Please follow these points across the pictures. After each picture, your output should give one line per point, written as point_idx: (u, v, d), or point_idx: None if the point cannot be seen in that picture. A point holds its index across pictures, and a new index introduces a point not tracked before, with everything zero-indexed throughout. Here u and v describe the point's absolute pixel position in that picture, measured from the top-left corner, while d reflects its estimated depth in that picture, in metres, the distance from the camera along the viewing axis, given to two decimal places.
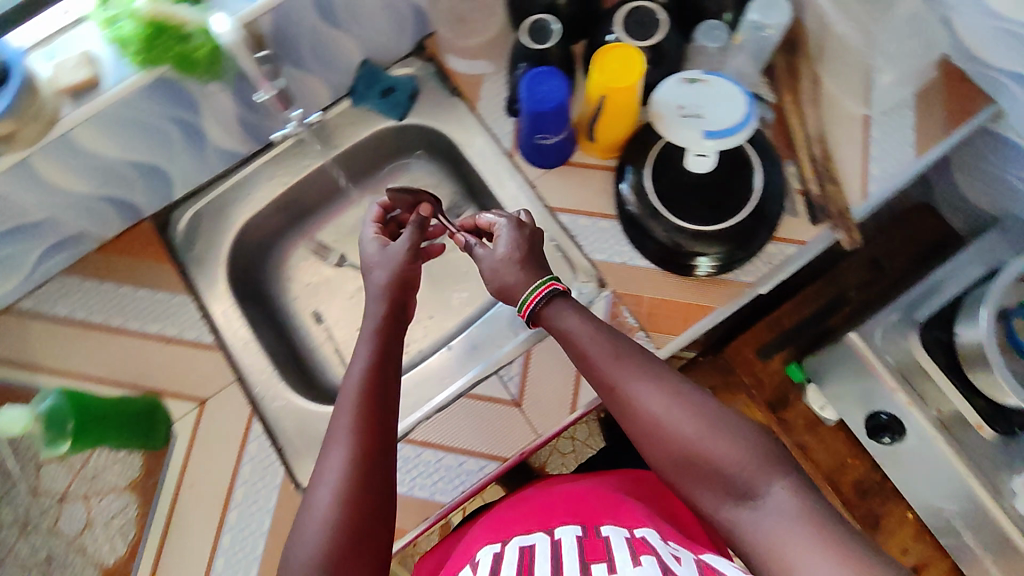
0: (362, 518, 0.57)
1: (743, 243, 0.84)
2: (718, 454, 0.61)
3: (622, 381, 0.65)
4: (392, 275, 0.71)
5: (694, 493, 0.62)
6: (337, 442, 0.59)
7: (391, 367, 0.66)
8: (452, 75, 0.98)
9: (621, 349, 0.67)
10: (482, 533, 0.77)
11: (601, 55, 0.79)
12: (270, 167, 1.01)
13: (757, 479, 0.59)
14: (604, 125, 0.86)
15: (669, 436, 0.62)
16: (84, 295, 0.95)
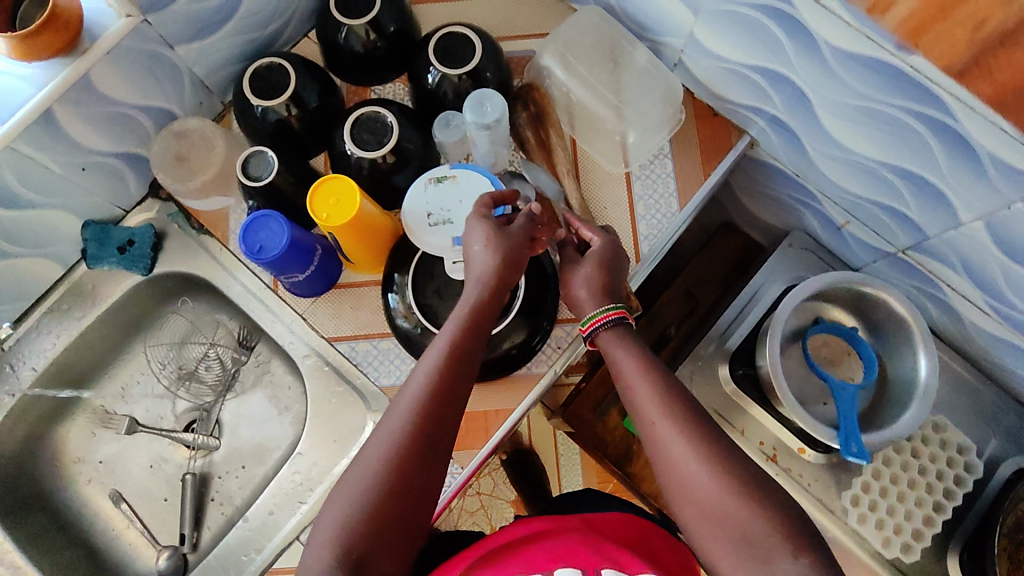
0: (385, 503, 0.64)
1: (536, 319, 0.82)
2: (745, 521, 0.58)
3: (665, 426, 0.64)
4: (505, 255, 0.72)
5: (709, 550, 0.60)
6: (390, 419, 0.67)
7: (473, 344, 0.71)
8: (194, 214, 0.91)
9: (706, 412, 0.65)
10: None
11: (314, 191, 0.73)
12: (11, 359, 0.89)
13: (780, 551, 0.57)
14: (350, 249, 0.81)
15: (699, 494, 0.60)
16: None
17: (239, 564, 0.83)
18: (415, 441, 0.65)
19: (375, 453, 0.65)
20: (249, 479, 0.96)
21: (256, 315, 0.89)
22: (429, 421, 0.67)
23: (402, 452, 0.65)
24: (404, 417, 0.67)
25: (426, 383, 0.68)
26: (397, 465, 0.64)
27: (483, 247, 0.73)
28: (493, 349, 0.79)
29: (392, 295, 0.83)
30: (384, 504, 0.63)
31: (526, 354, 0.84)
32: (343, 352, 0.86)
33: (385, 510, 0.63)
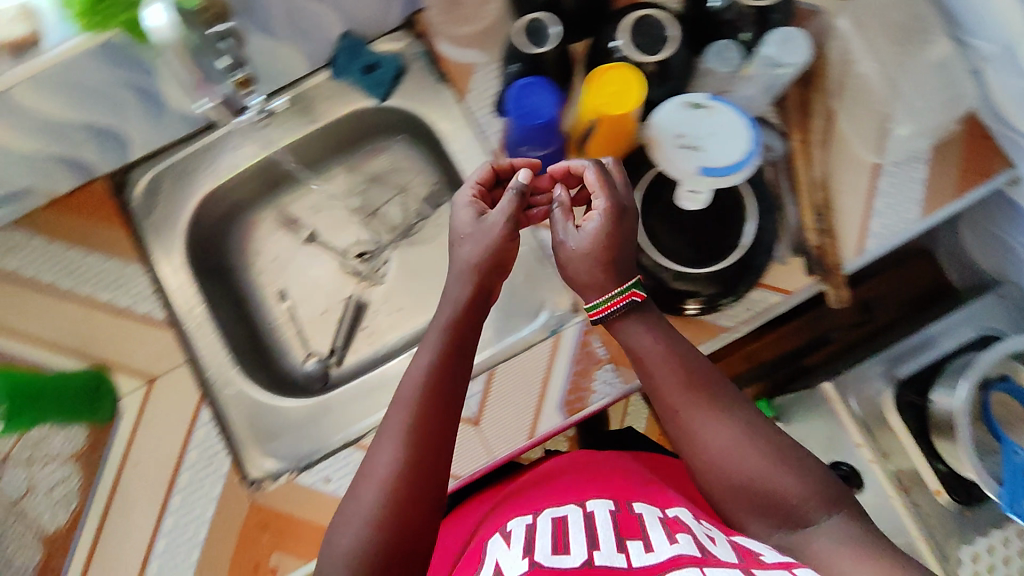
0: (405, 524, 0.58)
1: (731, 284, 0.81)
2: (782, 487, 0.60)
3: (687, 406, 0.65)
4: (505, 241, 0.69)
5: (731, 510, 0.63)
6: (388, 441, 0.61)
7: (456, 362, 0.66)
8: (440, 59, 0.92)
9: (711, 375, 0.67)
10: (505, 508, 0.73)
11: (599, 73, 0.75)
12: (239, 135, 0.94)
13: (812, 510, 0.59)
14: (594, 146, 0.81)
15: (730, 464, 0.62)
16: (29, 253, 0.88)
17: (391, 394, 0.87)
18: (420, 449, 0.60)
19: (383, 480, 0.59)
20: (404, 322, 0.99)
21: (469, 177, 0.91)
22: (427, 438, 0.61)
23: (416, 463, 0.60)
24: (405, 438, 0.61)
25: (415, 412, 0.62)
26: (412, 477, 0.59)
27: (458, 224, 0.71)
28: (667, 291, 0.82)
29: None
30: (398, 522, 0.58)
31: (706, 312, 0.82)
32: (541, 240, 0.89)
33: (405, 525, 0.58)
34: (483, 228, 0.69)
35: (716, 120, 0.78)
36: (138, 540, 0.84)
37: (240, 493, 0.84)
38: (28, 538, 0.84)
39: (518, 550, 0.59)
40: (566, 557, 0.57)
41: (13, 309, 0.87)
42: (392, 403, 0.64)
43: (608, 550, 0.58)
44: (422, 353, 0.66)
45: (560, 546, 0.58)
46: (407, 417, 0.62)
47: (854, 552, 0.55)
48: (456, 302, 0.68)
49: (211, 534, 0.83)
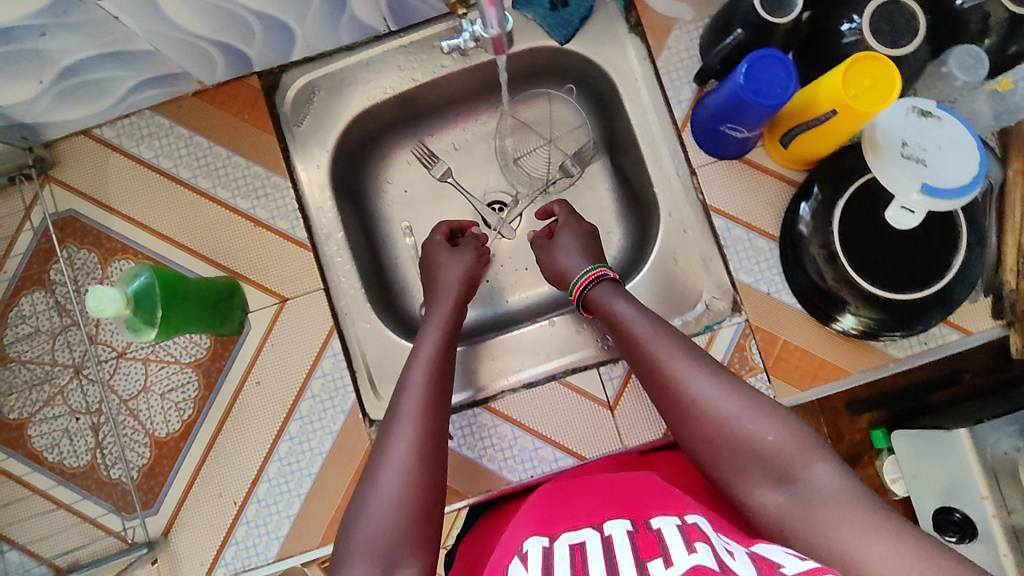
0: (417, 500, 0.59)
1: (903, 321, 0.76)
2: (756, 435, 0.58)
3: (666, 356, 0.66)
4: (471, 273, 0.85)
5: (726, 473, 0.59)
6: (404, 422, 0.64)
7: (450, 355, 0.75)
8: (638, 8, 0.83)
9: (675, 338, 0.68)
10: (523, 520, 0.60)
11: (851, 63, 0.64)
12: (401, 54, 0.86)
13: (798, 461, 0.57)
14: (810, 138, 0.73)
15: (702, 412, 0.61)
16: (173, 141, 0.84)
17: (525, 359, 0.85)
18: (431, 423, 0.65)
19: (403, 462, 0.61)
20: (533, 283, 0.95)
21: (643, 144, 0.85)
22: (435, 408, 0.67)
23: (430, 435, 0.64)
24: (419, 416, 0.65)
25: (431, 382, 0.69)
26: (422, 462, 0.61)
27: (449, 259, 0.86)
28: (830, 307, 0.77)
29: (804, 205, 0.78)
30: (416, 500, 0.59)
31: (866, 335, 0.79)
32: (715, 226, 0.82)
33: (428, 500, 0.59)
34: (451, 262, 0.85)
35: (944, 134, 0.70)
36: (249, 460, 0.82)
37: (361, 432, 0.81)
38: (140, 434, 0.82)
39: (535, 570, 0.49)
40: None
41: (152, 199, 0.84)
42: (398, 397, 0.68)
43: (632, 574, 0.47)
44: (424, 343, 0.74)
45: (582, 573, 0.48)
46: (422, 397, 0.67)
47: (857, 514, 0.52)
48: (447, 312, 0.79)
49: (324, 468, 0.81)
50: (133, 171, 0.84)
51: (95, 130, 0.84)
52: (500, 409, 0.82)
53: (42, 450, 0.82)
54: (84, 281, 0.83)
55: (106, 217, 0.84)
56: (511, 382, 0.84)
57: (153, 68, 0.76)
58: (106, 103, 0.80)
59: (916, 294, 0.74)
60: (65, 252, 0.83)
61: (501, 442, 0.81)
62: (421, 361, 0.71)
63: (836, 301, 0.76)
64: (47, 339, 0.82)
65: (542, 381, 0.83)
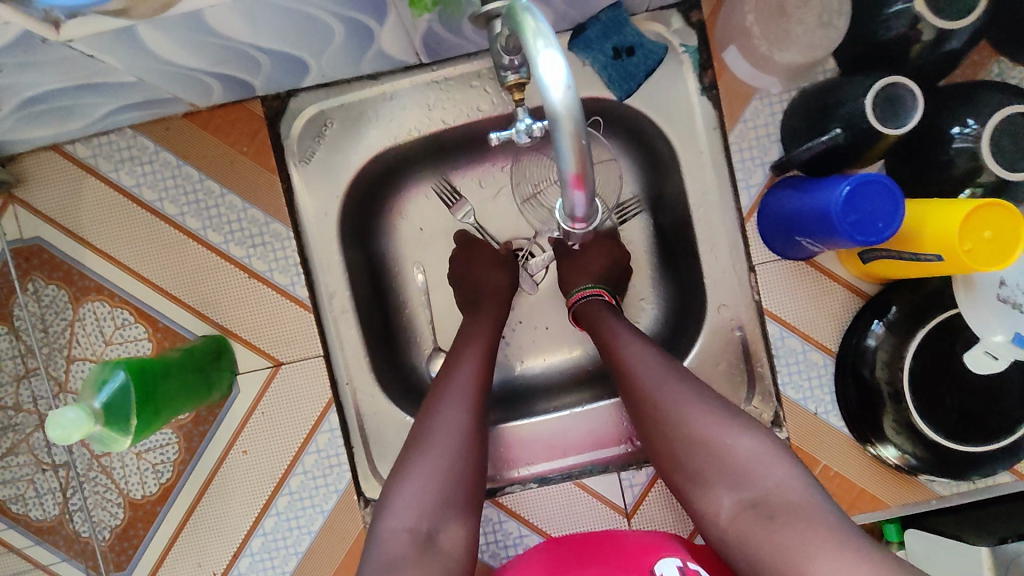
0: (466, 464, 0.57)
1: (947, 467, 0.69)
2: (718, 441, 0.53)
3: (628, 355, 0.61)
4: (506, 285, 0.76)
5: (685, 480, 0.54)
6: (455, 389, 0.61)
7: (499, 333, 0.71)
8: (716, 68, 0.71)
9: (640, 336, 0.63)
10: (531, 571, 0.59)
11: (973, 212, 0.54)
12: (431, 90, 0.74)
13: (762, 472, 0.51)
14: (896, 265, 0.64)
15: (665, 415, 0.56)
16: (159, 170, 0.72)
17: (539, 450, 0.77)
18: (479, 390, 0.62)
19: (453, 431, 0.58)
20: None
21: (699, 226, 0.75)
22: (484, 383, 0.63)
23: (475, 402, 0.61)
24: (465, 388, 0.61)
25: (482, 359, 0.65)
26: (472, 424, 0.59)
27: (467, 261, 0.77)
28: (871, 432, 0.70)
29: (876, 324, 0.69)
30: (461, 455, 0.57)
31: (906, 469, 0.72)
32: (767, 332, 0.74)
33: (470, 460, 0.57)
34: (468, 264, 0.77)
35: None
36: (232, 531, 0.75)
37: (355, 515, 0.75)
38: (112, 493, 0.75)
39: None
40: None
41: (132, 234, 0.73)
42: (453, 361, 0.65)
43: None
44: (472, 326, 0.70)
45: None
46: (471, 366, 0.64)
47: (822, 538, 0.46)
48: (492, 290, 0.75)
49: (312, 548, 0.75)
50: (111, 200, 0.73)
51: (67, 146, 0.72)
52: (509, 503, 0.76)
53: (6, 501, 0.75)
54: (53, 320, 0.73)
55: (79, 251, 0.73)
56: (522, 474, 0.77)
57: (137, 95, 0.64)
58: (81, 123, 0.68)
59: (976, 446, 0.67)
60: (31, 286, 0.73)
61: (505, 539, 0.75)
62: (476, 345, 0.67)
63: (879, 428, 0.69)
64: (10, 383, 0.73)
65: (557, 478, 0.76)
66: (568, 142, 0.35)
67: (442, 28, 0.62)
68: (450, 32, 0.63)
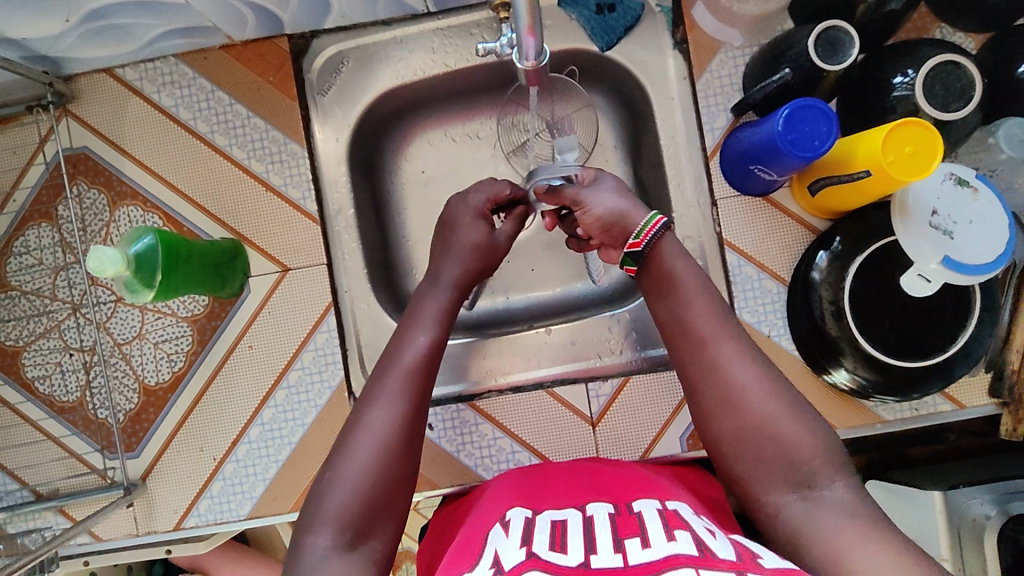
0: (402, 452, 0.57)
1: (897, 388, 0.75)
2: (790, 441, 0.55)
3: (710, 336, 0.60)
4: (482, 245, 0.73)
5: (747, 467, 0.57)
6: (384, 400, 0.59)
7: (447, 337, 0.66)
8: (686, 24, 0.81)
9: (720, 317, 0.62)
10: (506, 493, 0.65)
11: (895, 126, 0.62)
12: (437, 36, 0.84)
13: (823, 473, 0.54)
14: (837, 192, 0.72)
15: (748, 405, 0.57)
16: (194, 93, 0.82)
17: (516, 362, 0.85)
18: (414, 415, 0.59)
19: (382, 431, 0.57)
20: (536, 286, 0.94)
21: (669, 166, 0.83)
22: (420, 416, 0.59)
23: (409, 424, 0.58)
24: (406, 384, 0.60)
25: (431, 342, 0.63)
26: (397, 456, 0.56)
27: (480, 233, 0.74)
28: (826, 359, 0.77)
29: (822, 252, 0.76)
30: (386, 484, 0.55)
31: (856, 394, 0.78)
32: (726, 260, 0.81)
33: (394, 487, 0.56)
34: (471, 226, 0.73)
35: (977, 210, 0.69)
36: (233, 420, 0.83)
37: (345, 409, 0.83)
38: (129, 379, 0.83)
39: (517, 540, 0.52)
40: (563, 558, 0.49)
41: (166, 148, 0.83)
42: (386, 369, 0.61)
43: (608, 553, 0.50)
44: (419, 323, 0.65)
45: (558, 544, 0.51)
46: (409, 379, 0.60)
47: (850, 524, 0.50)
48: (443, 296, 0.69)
49: (304, 438, 0.82)
50: (151, 117, 0.83)
51: (117, 70, 0.83)
52: (484, 408, 0.83)
53: (34, 381, 0.83)
54: (91, 220, 0.83)
55: (119, 160, 0.83)
56: (500, 381, 0.85)
57: (181, 19, 0.74)
58: (132, 45, 0.78)
59: (915, 362, 0.73)
60: (74, 189, 0.83)
61: (480, 440, 0.82)
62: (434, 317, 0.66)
63: (834, 353, 0.75)
64: (50, 274, 0.82)
65: (531, 386, 0.84)
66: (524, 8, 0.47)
67: None
68: None
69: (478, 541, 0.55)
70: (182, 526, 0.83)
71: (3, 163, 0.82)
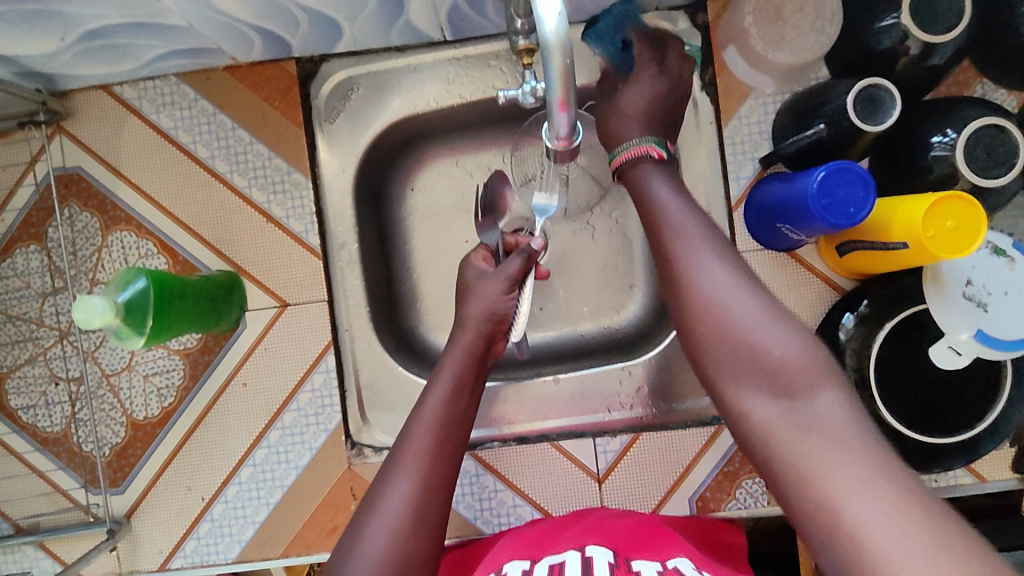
0: (423, 529, 0.54)
1: (920, 462, 0.71)
2: (761, 344, 0.45)
3: (684, 246, 0.51)
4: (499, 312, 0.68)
5: (739, 382, 0.46)
6: (400, 476, 0.56)
7: (468, 397, 0.63)
8: (716, 67, 0.77)
9: (703, 226, 0.53)
10: (513, 546, 0.66)
11: (936, 201, 0.59)
12: (452, 65, 0.80)
13: (805, 376, 0.44)
14: (869, 257, 0.68)
15: (712, 304, 0.47)
16: (194, 116, 0.78)
17: (521, 411, 0.82)
18: (432, 490, 0.56)
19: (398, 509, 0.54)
20: None
21: None
22: (440, 484, 0.57)
23: (427, 500, 0.55)
24: (423, 455, 0.57)
25: (450, 404, 0.61)
26: (412, 535, 0.53)
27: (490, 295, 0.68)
28: None
29: (848, 315, 0.73)
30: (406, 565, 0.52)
31: None
32: None
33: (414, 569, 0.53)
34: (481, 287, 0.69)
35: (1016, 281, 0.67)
36: (224, 460, 0.79)
37: (341, 454, 0.79)
38: (116, 411, 0.80)
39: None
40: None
41: (164, 173, 0.79)
42: (404, 443, 0.58)
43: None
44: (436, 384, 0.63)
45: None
46: (426, 451, 0.58)
47: (852, 454, 0.39)
48: (464, 348, 0.65)
49: (298, 482, 0.79)
50: (149, 138, 0.79)
51: (115, 88, 0.79)
52: (487, 459, 0.79)
53: (18, 409, 0.79)
54: (82, 245, 0.79)
55: (114, 183, 0.79)
56: (502, 433, 0.81)
57: (184, 41, 0.70)
58: (131, 64, 0.74)
59: (940, 437, 0.70)
60: (66, 211, 0.79)
61: (481, 492, 0.79)
62: (450, 376, 0.63)
63: None
64: (37, 300, 0.79)
65: (535, 439, 0.80)
66: (558, 72, 0.43)
67: (466, 3, 0.69)
68: (472, 9, 0.70)
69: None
70: (167, 567, 0.80)
71: None
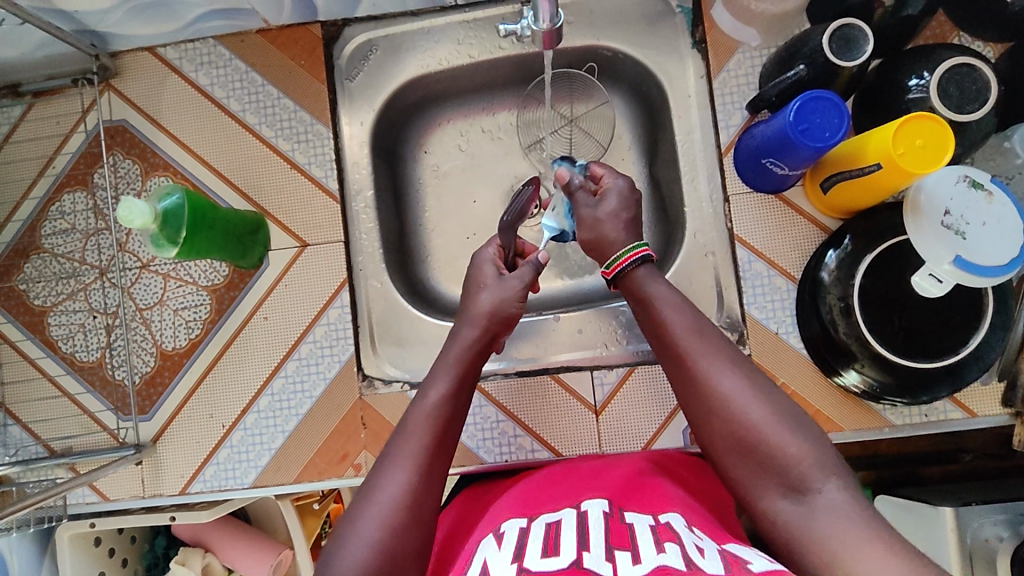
0: (416, 517, 0.55)
1: (909, 390, 0.74)
2: (780, 446, 0.55)
3: (694, 352, 0.60)
4: (498, 310, 0.71)
5: (740, 473, 0.57)
6: (398, 465, 0.58)
7: (466, 391, 0.66)
8: (705, 24, 0.83)
9: (705, 333, 0.62)
10: (508, 505, 0.66)
11: (905, 122, 0.63)
12: (463, 29, 0.88)
13: (817, 483, 0.53)
14: (849, 188, 0.73)
15: (730, 416, 0.57)
16: (228, 73, 0.86)
17: (524, 347, 0.86)
18: (428, 480, 0.58)
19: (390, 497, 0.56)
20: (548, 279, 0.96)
21: (683, 162, 0.85)
22: (435, 472, 0.59)
23: (422, 489, 0.57)
24: (413, 450, 0.59)
25: (445, 401, 0.63)
26: (407, 523, 0.55)
27: (491, 295, 0.72)
28: (836, 363, 0.76)
29: (831, 251, 0.76)
30: (394, 555, 0.53)
31: (867, 396, 0.78)
32: (736, 256, 0.82)
33: (406, 559, 0.54)
34: (497, 287, 0.72)
35: (995, 209, 0.68)
36: (243, 390, 0.85)
37: (352, 385, 0.84)
38: (147, 343, 0.86)
39: (510, 553, 0.53)
40: (554, 559, 0.50)
41: (199, 124, 0.87)
42: (397, 438, 0.60)
43: (599, 555, 0.51)
44: (437, 380, 0.65)
45: (551, 548, 0.52)
46: (424, 444, 0.59)
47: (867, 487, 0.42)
48: (463, 347, 0.68)
49: (311, 411, 0.84)
50: (187, 93, 0.87)
51: (159, 49, 0.87)
52: (489, 390, 0.84)
53: (57, 340, 0.86)
54: (124, 189, 0.87)
55: (154, 133, 0.87)
56: (504, 367, 0.85)
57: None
58: (175, 24, 0.83)
59: (926, 363, 0.72)
60: (110, 158, 0.87)
61: (483, 422, 0.83)
62: (446, 373, 0.66)
63: (846, 356, 0.74)
64: (81, 238, 0.86)
65: (535, 372, 0.85)
66: None
67: None
68: None
69: (472, 554, 0.56)
70: (187, 491, 0.84)
71: (46, 131, 0.87)
